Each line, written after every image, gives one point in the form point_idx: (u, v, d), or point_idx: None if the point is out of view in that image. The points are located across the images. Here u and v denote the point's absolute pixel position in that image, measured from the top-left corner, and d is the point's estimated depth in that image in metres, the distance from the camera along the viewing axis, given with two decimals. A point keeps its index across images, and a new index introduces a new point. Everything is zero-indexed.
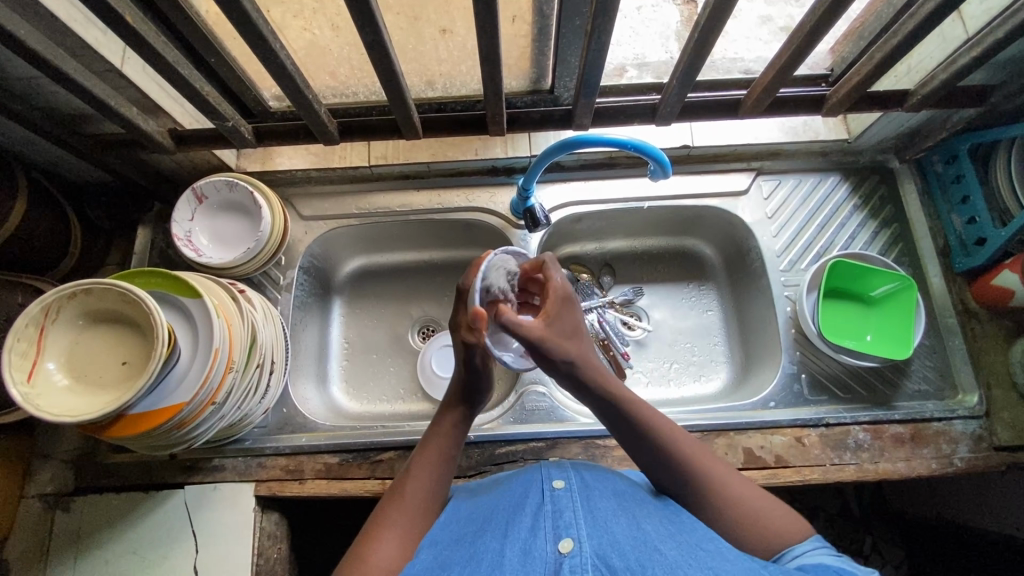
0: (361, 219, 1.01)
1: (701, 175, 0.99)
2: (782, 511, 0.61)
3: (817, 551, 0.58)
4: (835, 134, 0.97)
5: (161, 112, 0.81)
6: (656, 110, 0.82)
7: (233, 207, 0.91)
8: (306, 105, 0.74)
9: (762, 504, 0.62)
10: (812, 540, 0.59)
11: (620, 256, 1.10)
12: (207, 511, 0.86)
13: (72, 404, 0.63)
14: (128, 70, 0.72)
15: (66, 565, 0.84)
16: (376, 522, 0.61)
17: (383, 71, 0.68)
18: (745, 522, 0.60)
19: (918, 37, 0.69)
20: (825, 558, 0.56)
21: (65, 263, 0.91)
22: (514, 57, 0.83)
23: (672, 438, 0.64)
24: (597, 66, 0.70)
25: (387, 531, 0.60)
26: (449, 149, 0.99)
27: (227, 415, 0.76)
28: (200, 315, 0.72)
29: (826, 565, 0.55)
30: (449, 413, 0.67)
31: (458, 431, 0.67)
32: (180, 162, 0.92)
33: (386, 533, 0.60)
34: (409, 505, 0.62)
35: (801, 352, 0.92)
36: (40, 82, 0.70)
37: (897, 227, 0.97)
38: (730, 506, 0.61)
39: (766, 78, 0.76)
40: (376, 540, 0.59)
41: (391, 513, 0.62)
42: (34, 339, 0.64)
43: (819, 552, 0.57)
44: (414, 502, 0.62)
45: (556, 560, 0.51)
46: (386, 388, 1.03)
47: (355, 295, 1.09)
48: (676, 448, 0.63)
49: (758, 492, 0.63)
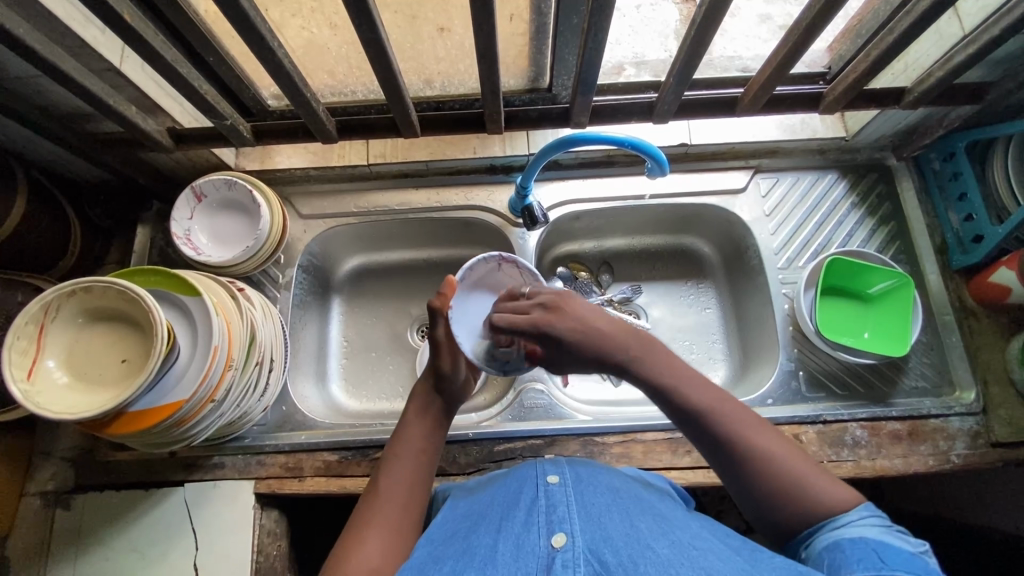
0: (360, 217, 1.01)
1: (699, 173, 1.00)
2: (825, 475, 0.59)
3: (865, 521, 0.55)
4: (832, 131, 0.98)
5: (160, 110, 0.81)
6: (654, 108, 0.83)
7: (233, 206, 0.91)
8: (304, 104, 0.74)
9: (811, 472, 0.59)
10: (863, 508, 0.56)
11: (619, 254, 1.10)
12: (207, 508, 0.86)
13: (70, 401, 0.63)
14: (127, 68, 0.73)
15: (67, 562, 0.84)
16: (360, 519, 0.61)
17: (381, 69, 0.68)
18: (786, 484, 0.58)
19: (914, 35, 0.69)
20: (868, 531, 0.53)
21: (65, 262, 0.91)
22: (512, 55, 0.83)
23: (707, 399, 0.62)
24: (594, 64, 0.70)
25: (368, 526, 0.59)
26: (448, 148, 1.00)
27: (226, 413, 0.77)
28: (199, 314, 0.73)
29: (866, 542, 0.52)
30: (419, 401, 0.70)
31: (433, 426, 0.68)
32: (180, 160, 0.92)
33: (369, 530, 0.59)
34: (389, 501, 0.62)
35: (799, 349, 0.93)
36: (40, 80, 0.70)
37: (895, 225, 0.97)
38: (775, 475, 0.58)
39: (763, 75, 0.76)
40: (358, 538, 0.58)
41: (372, 509, 0.61)
42: (34, 336, 0.64)
43: (865, 523, 0.54)
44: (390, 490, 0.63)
45: (548, 554, 0.51)
46: (385, 386, 1.04)
47: (354, 294, 1.09)
48: (713, 409, 0.61)
49: (805, 459, 0.60)
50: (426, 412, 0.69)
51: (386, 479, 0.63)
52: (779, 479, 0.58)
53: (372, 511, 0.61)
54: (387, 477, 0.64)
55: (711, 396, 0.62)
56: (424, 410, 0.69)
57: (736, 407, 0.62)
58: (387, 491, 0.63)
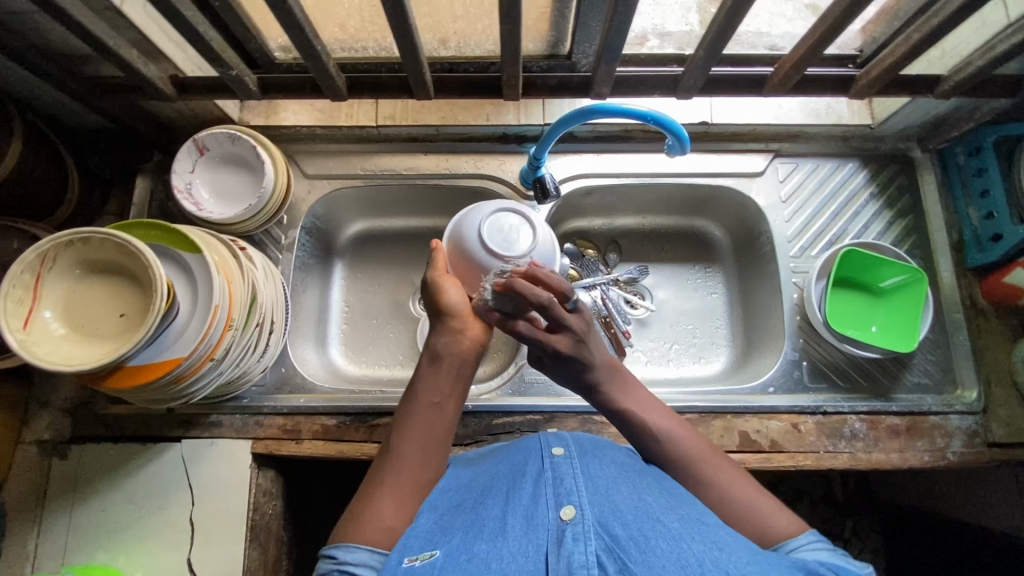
0: (367, 179, 0.98)
1: (717, 154, 0.97)
2: None
3: (814, 545, 0.56)
4: (857, 118, 0.94)
5: (162, 57, 0.77)
6: (678, 82, 0.79)
7: (237, 161, 0.89)
8: (314, 57, 0.71)
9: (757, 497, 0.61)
10: (810, 534, 0.58)
11: (628, 233, 1.08)
12: (204, 464, 0.86)
13: (70, 353, 0.62)
14: (128, 9, 0.69)
15: (63, 511, 0.85)
16: (370, 478, 0.61)
17: (397, 23, 0.65)
18: None
19: (960, 19, 0.66)
20: (822, 554, 0.55)
21: (62, 211, 0.89)
22: (533, 18, 0.79)
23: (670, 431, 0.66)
24: (620, 34, 0.67)
25: (377, 493, 0.59)
26: (460, 112, 0.96)
27: (225, 371, 0.76)
28: (201, 269, 0.71)
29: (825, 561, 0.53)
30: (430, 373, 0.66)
31: (452, 384, 0.66)
32: (181, 110, 0.89)
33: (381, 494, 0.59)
34: (401, 459, 0.61)
35: (804, 339, 0.92)
36: (36, 17, 0.66)
37: (912, 219, 0.95)
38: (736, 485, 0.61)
39: (796, 54, 0.73)
40: (368, 506, 0.58)
41: (384, 467, 0.61)
42: (31, 286, 0.62)
43: (815, 547, 0.56)
44: (402, 458, 0.61)
45: (557, 526, 0.51)
46: (385, 352, 1.03)
47: (357, 259, 1.08)
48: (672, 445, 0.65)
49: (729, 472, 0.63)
50: (437, 361, 0.67)
51: (400, 436, 0.63)
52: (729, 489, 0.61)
53: (385, 471, 0.61)
54: (400, 435, 0.63)
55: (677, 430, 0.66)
56: (433, 364, 0.67)
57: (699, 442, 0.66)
58: (398, 454, 0.62)
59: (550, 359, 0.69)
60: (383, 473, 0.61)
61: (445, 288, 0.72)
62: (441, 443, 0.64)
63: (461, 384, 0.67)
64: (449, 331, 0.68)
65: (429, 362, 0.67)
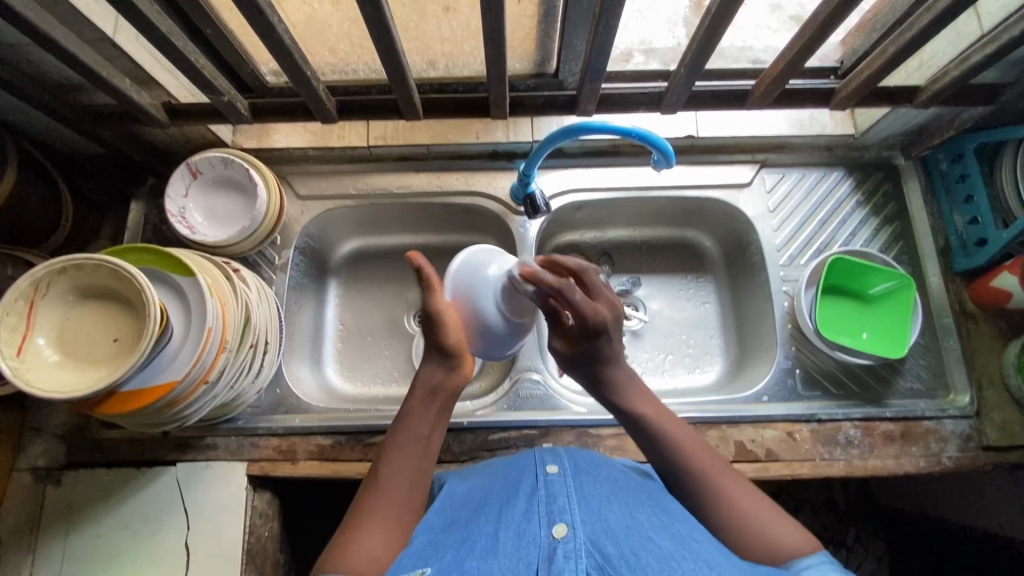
0: (359, 199, 0.99)
1: (703, 166, 0.98)
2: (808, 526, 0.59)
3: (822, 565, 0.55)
4: (840, 128, 0.97)
5: (155, 84, 0.78)
6: (662, 98, 0.81)
7: (229, 184, 0.90)
8: (304, 82, 0.72)
9: (718, 477, 0.63)
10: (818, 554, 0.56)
11: (619, 245, 1.09)
12: (200, 488, 0.86)
13: (63, 380, 0.62)
14: (121, 39, 0.70)
15: (57, 540, 0.84)
16: (357, 508, 0.61)
17: (383, 47, 0.66)
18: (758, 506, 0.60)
19: (932, 33, 0.68)
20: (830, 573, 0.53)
21: (55, 237, 0.89)
22: (519, 39, 0.80)
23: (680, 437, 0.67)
24: (603, 52, 0.68)
25: (367, 519, 0.59)
26: (450, 132, 0.99)
27: (218, 395, 0.76)
28: (193, 294, 0.71)
29: None
30: (415, 410, 0.68)
31: (436, 410, 0.68)
32: (174, 135, 0.90)
33: (369, 520, 0.59)
34: (390, 493, 0.61)
35: (796, 347, 0.92)
36: (30, 48, 0.68)
37: (898, 225, 0.97)
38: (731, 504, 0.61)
39: (776, 68, 0.74)
40: (359, 532, 0.58)
41: (372, 498, 0.61)
42: (24, 314, 0.63)
43: (823, 567, 0.54)
44: (392, 486, 0.62)
45: (549, 544, 0.51)
46: (380, 370, 1.03)
47: (351, 277, 1.08)
48: (678, 443, 0.66)
49: (692, 434, 0.68)
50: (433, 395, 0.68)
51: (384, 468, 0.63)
52: (704, 507, 0.62)
53: (371, 501, 0.61)
54: (388, 467, 0.64)
55: (685, 436, 0.67)
56: (427, 395, 0.68)
57: (708, 454, 0.66)
58: (386, 482, 0.62)
59: (586, 360, 0.71)
60: (368, 507, 0.60)
61: (449, 322, 0.69)
62: (425, 471, 0.65)
63: (444, 412, 0.69)
64: (448, 368, 0.70)
65: (425, 396, 0.68)
